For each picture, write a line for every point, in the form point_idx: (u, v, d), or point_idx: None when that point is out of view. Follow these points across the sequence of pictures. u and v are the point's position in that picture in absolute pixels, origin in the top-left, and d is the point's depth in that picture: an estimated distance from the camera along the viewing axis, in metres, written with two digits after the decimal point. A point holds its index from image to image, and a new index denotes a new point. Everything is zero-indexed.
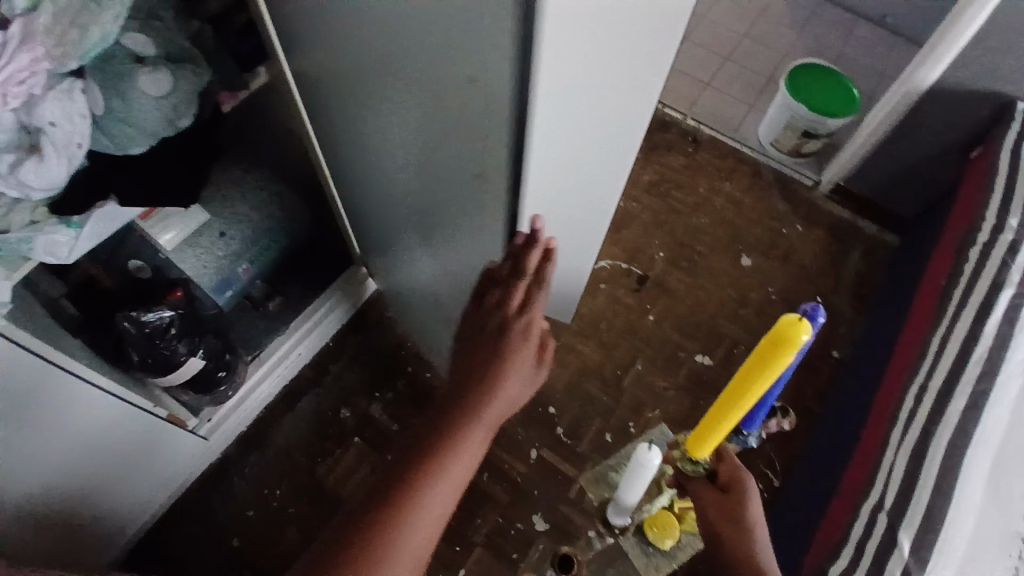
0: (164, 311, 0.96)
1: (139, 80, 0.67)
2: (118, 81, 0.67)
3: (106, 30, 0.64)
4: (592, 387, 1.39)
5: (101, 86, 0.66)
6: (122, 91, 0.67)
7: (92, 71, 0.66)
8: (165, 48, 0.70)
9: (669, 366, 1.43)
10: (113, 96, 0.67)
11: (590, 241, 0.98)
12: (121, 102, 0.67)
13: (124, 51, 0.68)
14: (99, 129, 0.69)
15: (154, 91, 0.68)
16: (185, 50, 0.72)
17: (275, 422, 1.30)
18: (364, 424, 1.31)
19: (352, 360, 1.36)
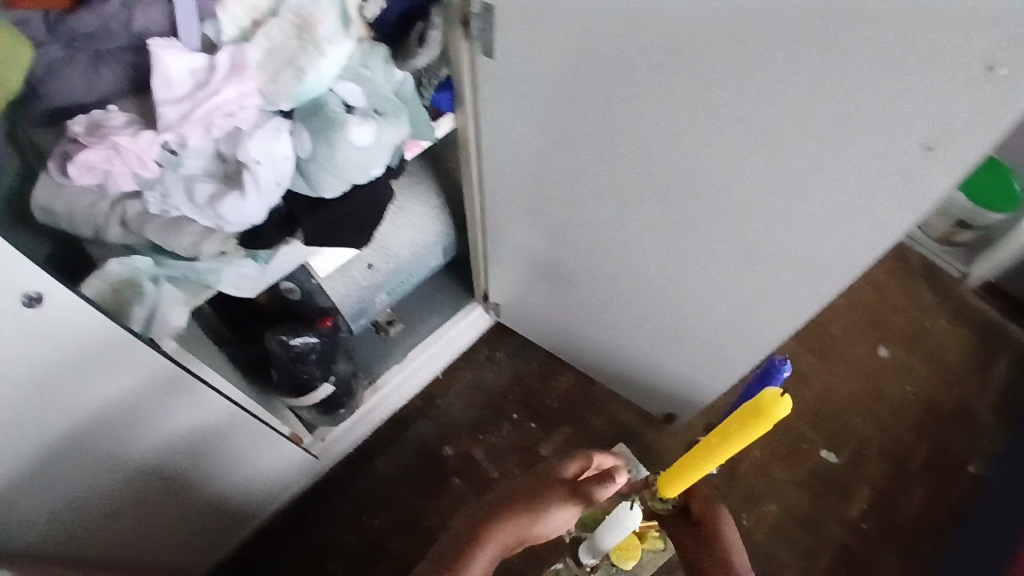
0: (309, 337, 0.96)
1: (350, 127, 0.66)
2: (330, 126, 0.66)
3: (321, 75, 0.65)
4: (703, 465, 1.33)
5: (312, 132, 0.66)
6: (331, 138, 0.66)
7: (304, 117, 0.66)
8: (372, 94, 0.70)
9: (790, 458, 1.37)
10: (322, 143, 0.67)
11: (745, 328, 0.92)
12: (330, 150, 0.67)
13: (335, 98, 0.67)
14: (301, 170, 0.69)
15: (361, 139, 0.68)
16: (390, 98, 0.71)
17: (380, 447, 1.30)
18: (465, 465, 1.29)
19: (460, 397, 1.35)
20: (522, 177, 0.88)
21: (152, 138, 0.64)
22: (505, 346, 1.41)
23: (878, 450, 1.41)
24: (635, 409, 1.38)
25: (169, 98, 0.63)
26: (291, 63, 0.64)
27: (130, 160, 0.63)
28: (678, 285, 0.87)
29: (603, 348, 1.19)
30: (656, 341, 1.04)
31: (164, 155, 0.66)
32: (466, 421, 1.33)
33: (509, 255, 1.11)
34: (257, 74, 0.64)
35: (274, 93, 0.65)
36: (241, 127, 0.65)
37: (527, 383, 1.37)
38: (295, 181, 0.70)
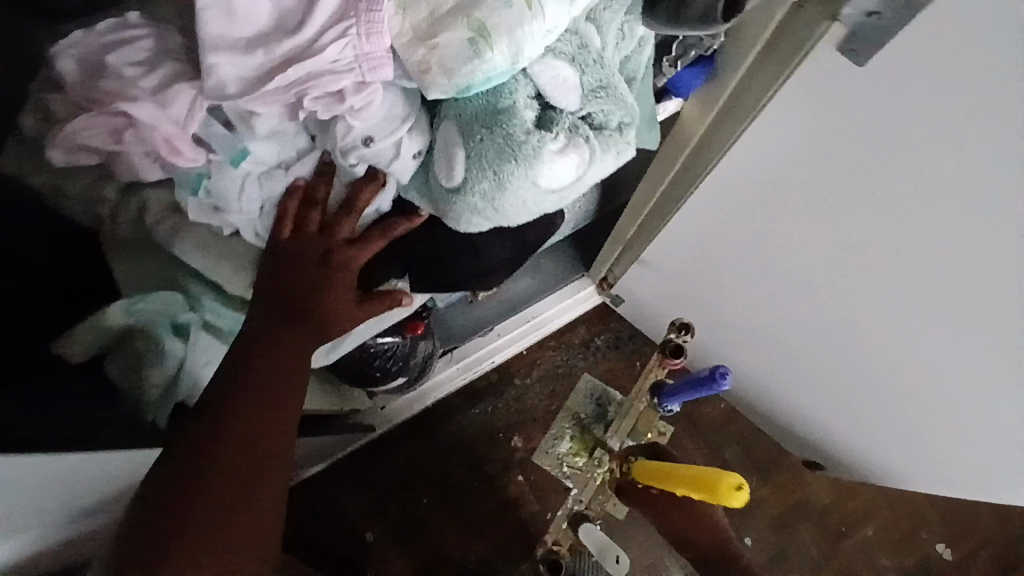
0: (394, 338, 0.73)
1: (544, 158, 0.35)
2: (512, 149, 0.34)
3: (518, 51, 0.32)
4: (804, 529, 1.14)
5: (475, 149, 0.35)
6: (508, 171, 0.35)
7: (465, 117, 0.35)
8: (600, 89, 0.35)
9: (903, 543, 1.16)
10: (489, 175, 0.36)
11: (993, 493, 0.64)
12: (500, 187, 0.36)
13: (527, 90, 0.35)
14: (434, 189, 0.40)
15: (555, 179, 0.37)
16: (626, 94, 0.36)
17: (442, 419, 1.11)
18: (533, 461, 1.11)
19: (542, 382, 1.13)
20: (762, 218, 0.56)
21: (197, 107, 0.37)
22: (606, 333, 1.15)
23: (997, 555, 1.16)
24: (739, 444, 1.16)
25: (231, 39, 0.33)
26: (468, 20, 0.32)
27: (156, 141, 0.38)
28: None
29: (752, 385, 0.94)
30: (846, 409, 0.79)
31: (217, 134, 0.40)
32: (544, 412, 1.12)
33: (666, 264, 0.81)
34: (394, 23, 0.33)
35: (420, 67, 0.33)
36: (346, 122, 0.37)
37: (623, 385, 1.14)
38: (422, 192, 0.43)
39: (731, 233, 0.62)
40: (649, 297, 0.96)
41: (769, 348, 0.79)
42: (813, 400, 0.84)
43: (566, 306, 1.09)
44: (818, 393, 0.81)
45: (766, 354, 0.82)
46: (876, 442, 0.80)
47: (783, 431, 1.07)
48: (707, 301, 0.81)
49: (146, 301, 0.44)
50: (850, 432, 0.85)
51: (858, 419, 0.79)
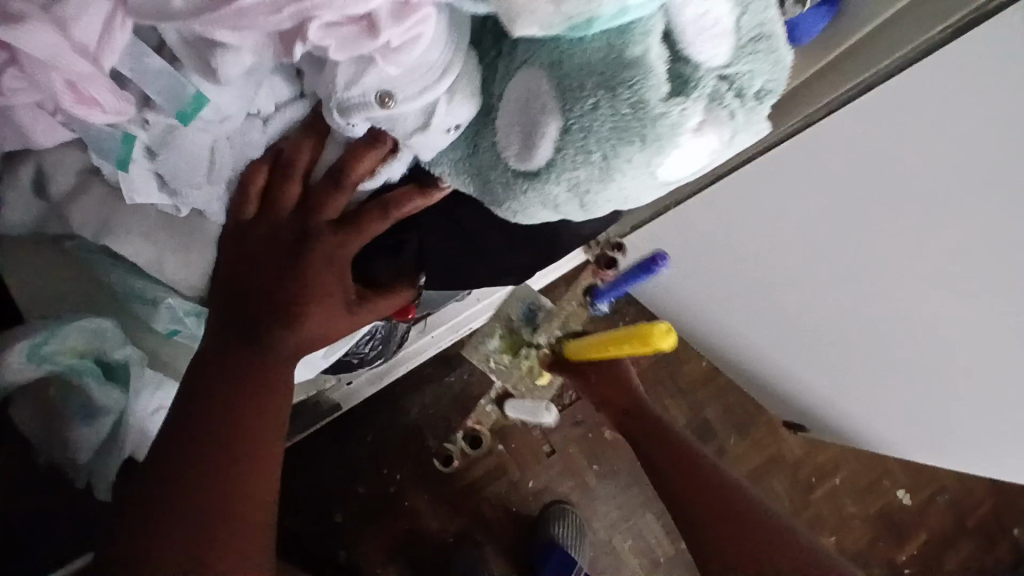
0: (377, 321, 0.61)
1: (679, 141, 0.23)
2: (640, 123, 0.22)
3: None
4: (777, 483, 1.15)
5: (583, 118, 0.23)
6: (623, 155, 0.23)
7: (569, 67, 0.22)
8: (758, 39, 0.25)
9: (866, 492, 1.20)
10: (593, 160, 0.24)
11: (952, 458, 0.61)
12: (603, 177, 0.24)
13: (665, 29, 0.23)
14: (480, 171, 0.28)
15: (678, 170, 0.25)
16: (786, 52, 0.26)
17: (414, 388, 1.01)
18: (513, 429, 1.04)
19: None
20: (837, 199, 0.46)
21: (114, 23, 0.23)
22: None
23: (950, 499, 1.23)
24: (721, 403, 1.13)
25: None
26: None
27: (44, 79, 0.23)
28: None
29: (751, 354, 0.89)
30: None
31: (154, 69, 0.25)
32: None
33: None
34: None
35: None
36: (366, 65, 0.23)
37: None
38: (454, 176, 0.29)
39: None
40: None
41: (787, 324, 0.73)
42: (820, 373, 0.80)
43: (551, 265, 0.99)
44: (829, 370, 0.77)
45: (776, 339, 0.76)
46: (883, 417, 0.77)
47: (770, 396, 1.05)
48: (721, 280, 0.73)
49: (57, 332, 0.30)
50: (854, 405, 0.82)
51: None
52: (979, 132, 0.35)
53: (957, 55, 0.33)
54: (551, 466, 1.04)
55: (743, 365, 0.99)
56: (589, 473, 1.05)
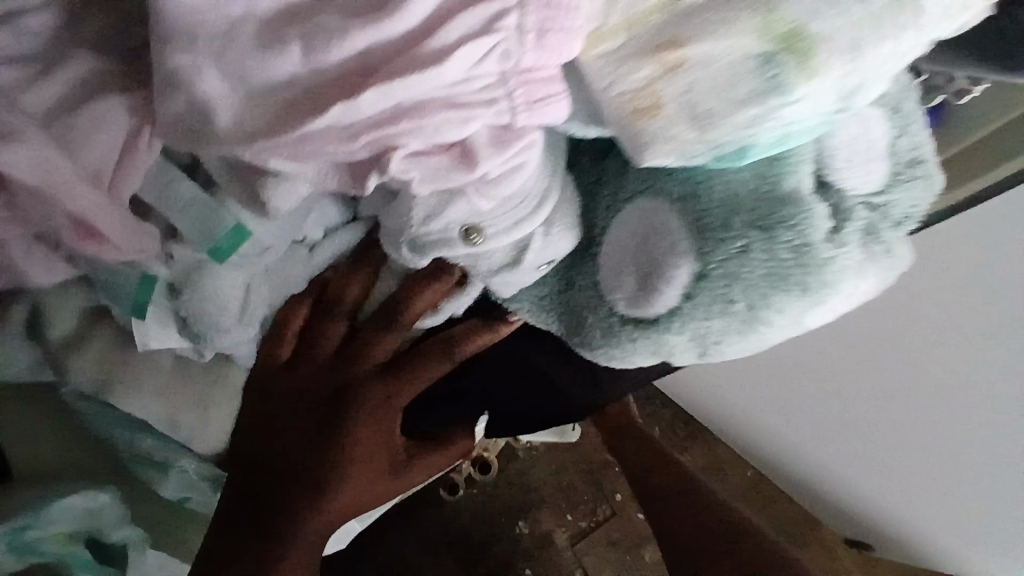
0: None
1: (842, 290, 0.19)
2: (804, 270, 0.18)
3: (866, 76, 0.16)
4: None
5: (729, 263, 0.18)
6: (774, 306, 0.18)
7: (709, 201, 0.18)
8: (915, 165, 0.21)
9: None
10: (734, 309, 0.18)
11: None
12: (742, 330, 0.19)
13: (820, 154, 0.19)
14: (571, 304, 0.23)
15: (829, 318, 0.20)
16: (939, 181, 0.22)
17: (432, 504, 0.91)
18: (540, 551, 0.93)
19: (551, 457, 0.95)
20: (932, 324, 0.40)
21: (141, 145, 0.19)
22: None
23: None
24: None
25: (230, 32, 0.17)
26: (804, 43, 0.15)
27: (52, 214, 0.19)
28: None
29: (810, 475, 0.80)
30: None
31: (183, 197, 0.21)
32: (552, 491, 0.95)
33: None
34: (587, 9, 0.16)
35: (633, 109, 0.16)
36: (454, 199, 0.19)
37: None
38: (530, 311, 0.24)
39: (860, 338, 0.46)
40: None
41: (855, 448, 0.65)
42: None
43: None
44: None
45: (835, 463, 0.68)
46: None
47: None
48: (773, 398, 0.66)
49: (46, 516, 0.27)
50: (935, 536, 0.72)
51: None
52: None
53: None
54: None
55: None
56: None
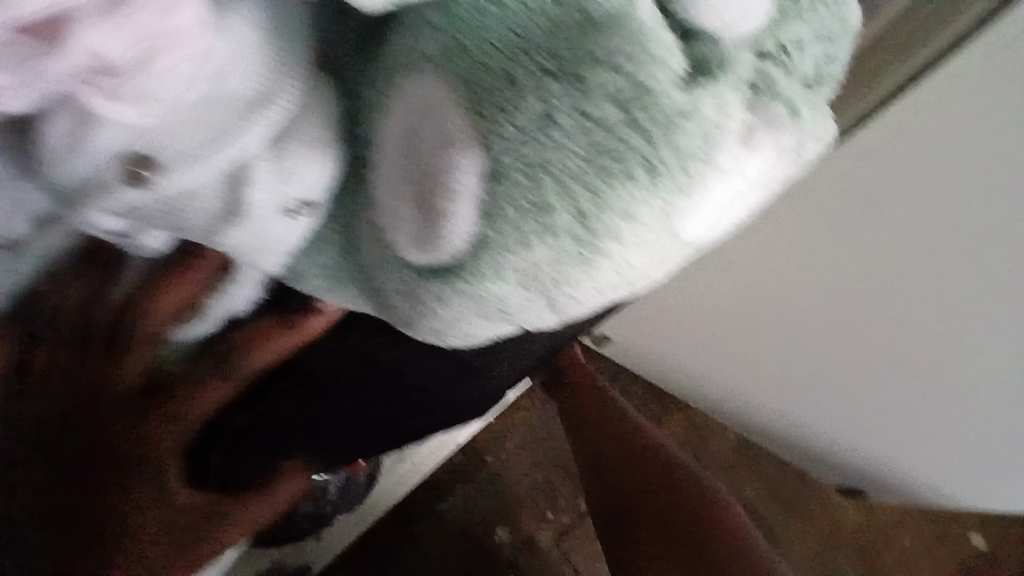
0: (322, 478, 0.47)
1: (717, 162, 0.12)
2: (639, 133, 0.11)
3: None
4: (843, 558, 0.98)
5: (524, 142, 0.11)
6: (612, 209, 0.12)
7: (482, 55, 0.11)
8: None
9: (943, 551, 1.03)
10: (561, 219, 0.12)
11: None
12: (582, 254, 0.12)
13: None
14: (356, 263, 0.16)
15: (719, 224, 0.13)
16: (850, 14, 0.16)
17: (401, 526, 0.84)
18: (525, 556, 0.87)
19: (521, 455, 0.89)
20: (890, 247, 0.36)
21: None
22: None
23: None
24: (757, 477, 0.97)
25: None
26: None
27: None
28: None
29: (788, 430, 0.75)
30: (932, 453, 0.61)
31: None
32: (528, 490, 0.89)
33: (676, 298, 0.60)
34: None
35: None
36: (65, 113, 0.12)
37: None
38: (323, 287, 0.17)
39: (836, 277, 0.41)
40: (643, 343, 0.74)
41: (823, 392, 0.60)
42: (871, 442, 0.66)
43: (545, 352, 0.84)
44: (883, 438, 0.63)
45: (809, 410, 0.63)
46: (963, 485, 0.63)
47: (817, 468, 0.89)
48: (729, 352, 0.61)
49: None
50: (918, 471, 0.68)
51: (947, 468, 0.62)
52: None
53: None
54: None
55: (777, 439, 0.84)
56: None
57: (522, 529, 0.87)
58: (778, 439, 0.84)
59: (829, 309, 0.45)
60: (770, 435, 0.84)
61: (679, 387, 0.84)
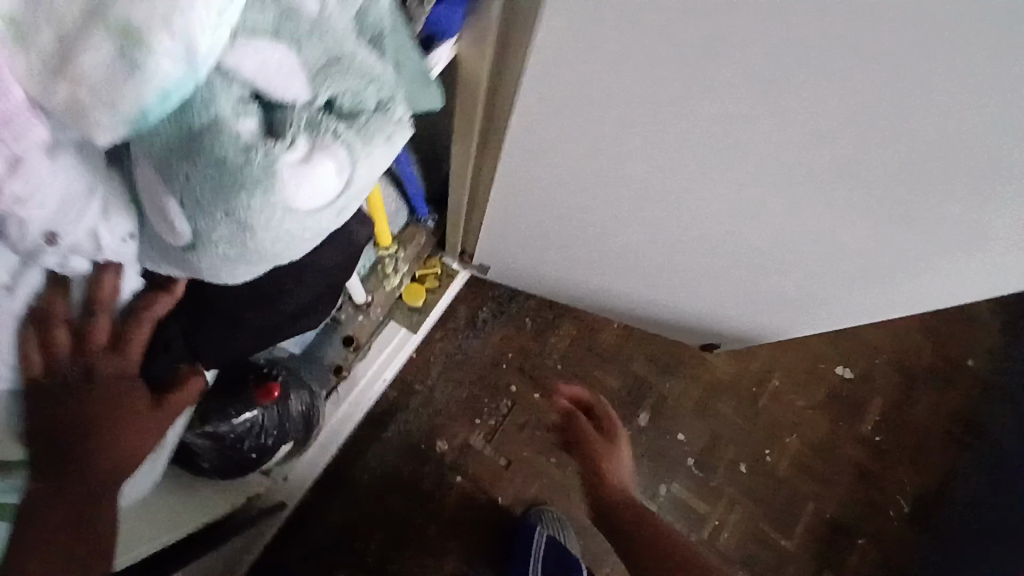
0: (251, 411, 0.63)
1: (278, 178, 0.29)
2: (250, 172, 0.28)
3: (194, 55, 0.24)
4: (726, 405, 1.21)
5: (187, 189, 0.28)
6: (237, 206, 0.29)
7: (158, 155, 0.27)
8: (329, 61, 0.29)
9: (807, 383, 1.27)
10: (220, 218, 0.29)
11: (825, 298, 0.70)
12: (238, 225, 0.30)
13: (233, 93, 0.27)
14: (170, 252, 0.33)
15: (307, 203, 0.30)
16: (367, 60, 0.30)
17: (357, 455, 1.02)
18: (464, 459, 1.06)
19: (445, 377, 1.07)
20: (581, 158, 0.54)
21: None
22: (488, 304, 1.11)
23: (887, 359, 1.31)
24: (644, 355, 1.18)
25: None
26: (103, 22, 0.23)
27: None
28: (809, 258, 0.61)
29: (638, 304, 0.95)
30: (725, 299, 0.81)
31: None
32: (456, 405, 1.07)
33: (510, 222, 0.78)
34: (16, 60, 0.23)
35: (71, 106, 0.24)
36: (10, 218, 0.29)
37: (523, 347, 1.12)
38: (156, 257, 0.36)
39: (576, 184, 0.59)
40: (510, 261, 0.92)
41: (633, 268, 0.80)
42: (688, 299, 0.86)
43: (444, 286, 1.02)
44: (692, 295, 0.83)
45: (633, 281, 0.83)
46: (756, 317, 0.84)
47: (684, 335, 1.09)
48: (560, 248, 0.80)
49: None
50: (728, 315, 0.89)
51: (738, 307, 0.82)
52: (620, 76, 0.41)
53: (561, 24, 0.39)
54: (513, 476, 1.07)
55: (641, 316, 1.04)
56: (548, 467, 1.09)
57: (458, 437, 1.06)
58: (643, 318, 1.04)
59: (590, 203, 0.64)
60: (636, 315, 1.04)
61: (556, 292, 1.03)
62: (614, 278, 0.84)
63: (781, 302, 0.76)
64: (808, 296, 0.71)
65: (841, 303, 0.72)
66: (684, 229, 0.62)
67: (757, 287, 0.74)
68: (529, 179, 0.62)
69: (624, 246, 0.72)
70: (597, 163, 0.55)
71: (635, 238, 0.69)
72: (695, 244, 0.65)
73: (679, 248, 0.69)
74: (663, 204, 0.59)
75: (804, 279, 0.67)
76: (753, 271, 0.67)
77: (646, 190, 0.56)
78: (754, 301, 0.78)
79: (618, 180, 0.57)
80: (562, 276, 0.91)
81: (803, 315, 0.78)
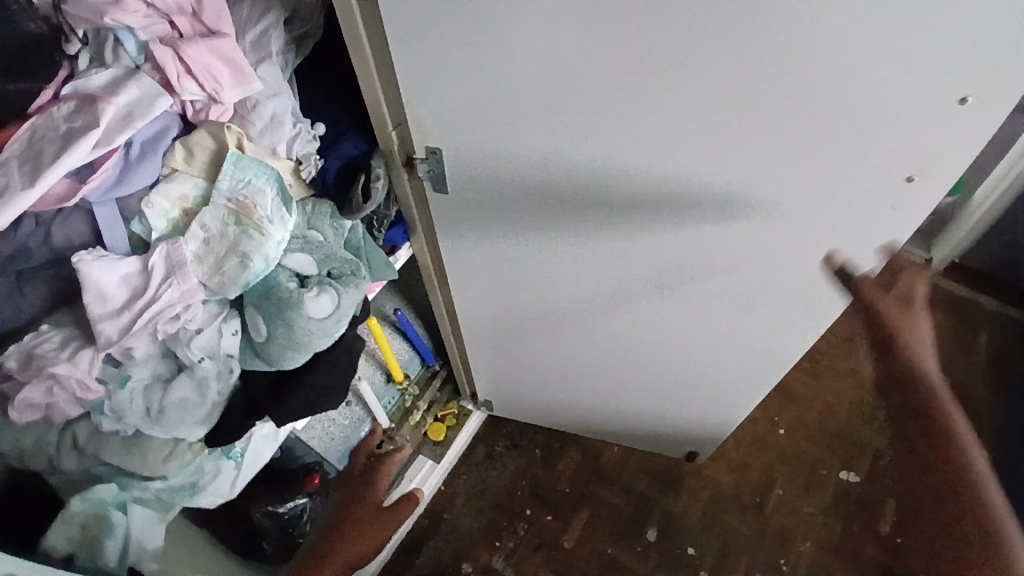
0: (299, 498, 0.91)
1: (306, 304, 0.62)
2: (294, 302, 0.62)
3: (269, 255, 0.60)
4: (729, 514, 1.30)
5: (266, 313, 0.62)
6: (287, 319, 0.62)
7: (255, 300, 0.62)
8: (328, 257, 0.66)
9: (812, 488, 1.32)
10: (280, 326, 0.62)
11: (718, 370, 0.93)
12: (287, 329, 0.62)
13: (286, 272, 0.63)
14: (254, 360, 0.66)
15: (320, 316, 0.64)
16: (346, 256, 0.68)
17: None
18: None
19: (468, 505, 1.27)
20: (501, 293, 0.86)
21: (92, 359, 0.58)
22: (502, 439, 1.35)
23: (892, 458, 1.35)
24: (646, 472, 1.33)
25: (110, 306, 0.58)
26: (234, 252, 0.59)
27: (73, 387, 0.58)
28: (678, 337, 0.87)
29: (611, 415, 1.18)
30: (661, 390, 1.04)
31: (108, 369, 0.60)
32: (477, 528, 1.25)
33: (489, 355, 1.08)
34: (197, 270, 0.60)
35: (220, 284, 0.60)
36: (182, 337, 0.61)
37: (534, 474, 1.32)
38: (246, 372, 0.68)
39: (510, 310, 0.91)
40: (504, 390, 1.19)
41: (586, 377, 1.06)
42: (640, 398, 1.09)
43: (461, 425, 1.28)
44: (641, 393, 1.06)
45: (592, 389, 1.09)
46: (694, 403, 1.05)
47: (669, 445, 1.24)
48: (528, 367, 1.08)
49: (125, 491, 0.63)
50: (680, 411, 1.09)
51: (675, 395, 1.04)
52: (491, 240, 0.75)
53: (452, 221, 0.74)
54: None
55: (625, 431, 1.24)
56: None
57: (481, 559, 1.23)
58: (627, 432, 1.23)
59: (526, 323, 0.94)
60: (620, 431, 1.23)
61: (551, 418, 1.27)
62: (577, 387, 1.10)
63: (698, 382, 0.99)
64: (707, 372, 0.94)
65: (736, 375, 0.94)
66: (588, 328, 0.90)
67: (673, 373, 0.98)
68: (482, 314, 0.95)
69: (567, 356, 1.00)
70: (514, 296, 0.87)
71: (569, 348, 0.98)
72: (604, 340, 0.93)
73: (600, 348, 0.96)
74: (566, 316, 0.89)
75: (693, 356, 0.91)
76: (653, 353, 0.93)
77: (548, 304, 0.87)
78: (679, 384, 1.01)
79: (532, 304, 0.88)
80: (544, 396, 1.17)
81: (720, 392, 1.00)
